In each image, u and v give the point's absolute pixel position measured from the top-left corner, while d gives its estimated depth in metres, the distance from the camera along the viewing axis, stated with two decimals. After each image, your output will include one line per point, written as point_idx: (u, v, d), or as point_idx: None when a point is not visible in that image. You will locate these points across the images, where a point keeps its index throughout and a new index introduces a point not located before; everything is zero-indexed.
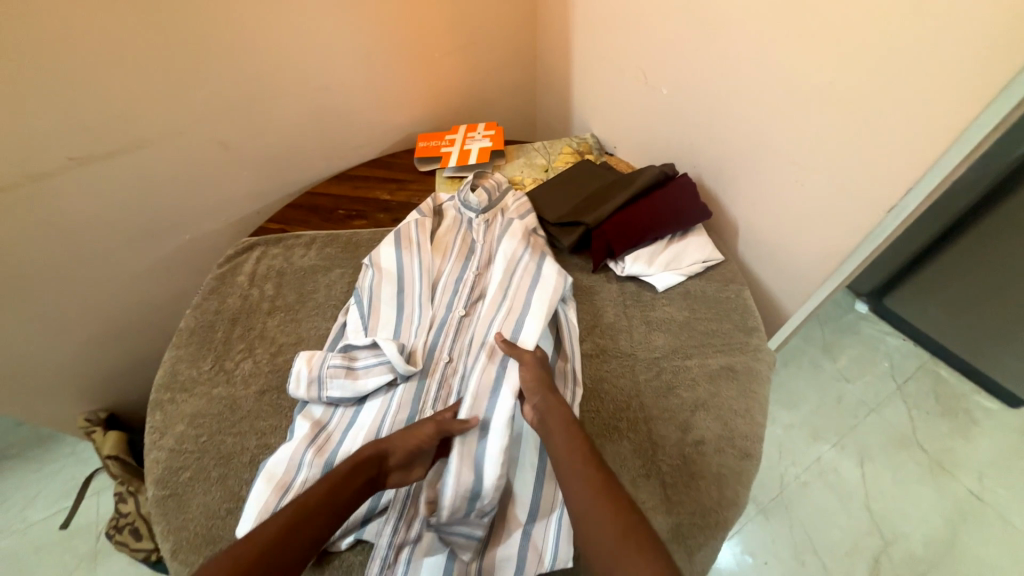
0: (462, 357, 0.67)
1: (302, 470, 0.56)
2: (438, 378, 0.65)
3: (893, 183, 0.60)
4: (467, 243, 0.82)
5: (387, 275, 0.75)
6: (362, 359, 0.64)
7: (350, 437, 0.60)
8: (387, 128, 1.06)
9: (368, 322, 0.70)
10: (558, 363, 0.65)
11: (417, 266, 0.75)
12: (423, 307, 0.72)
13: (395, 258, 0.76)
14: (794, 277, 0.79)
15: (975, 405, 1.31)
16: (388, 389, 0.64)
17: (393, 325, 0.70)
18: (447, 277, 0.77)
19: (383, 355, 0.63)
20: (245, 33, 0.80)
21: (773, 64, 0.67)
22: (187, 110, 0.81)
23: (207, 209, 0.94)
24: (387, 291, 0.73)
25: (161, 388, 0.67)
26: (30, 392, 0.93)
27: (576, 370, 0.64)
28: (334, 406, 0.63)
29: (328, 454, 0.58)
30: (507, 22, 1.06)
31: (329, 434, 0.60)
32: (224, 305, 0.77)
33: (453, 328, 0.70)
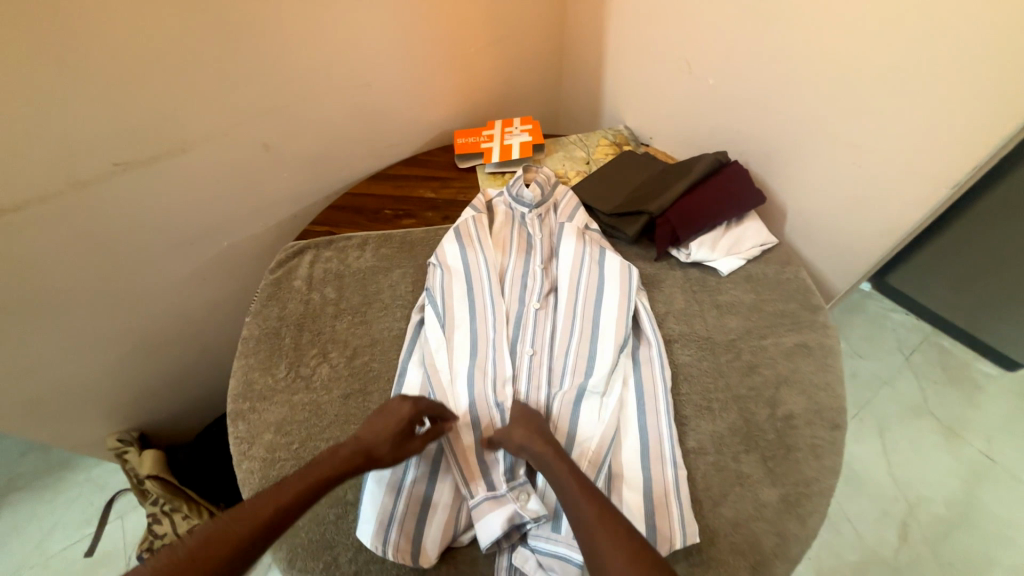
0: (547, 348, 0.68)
1: (410, 470, 0.56)
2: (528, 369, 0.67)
3: (956, 160, 0.63)
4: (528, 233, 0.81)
5: (455, 274, 0.74)
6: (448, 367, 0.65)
7: (452, 432, 0.60)
8: (421, 125, 1.04)
9: (450, 318, 0.70)
10: (641, 351, 0.67)
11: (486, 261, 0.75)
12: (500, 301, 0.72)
13: (462, 254, 0.76)
14: (845, 256, 0.83)
15: (977, 371, 1.38)
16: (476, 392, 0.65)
17: (469, 322, 0.70)
18: (514, 269, 0.77)
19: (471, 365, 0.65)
20: (291, 31, 0.77)
21: (829, 53, 0.69)
22: (232, 113, 0.78)
23: (246, 214, 0.90)
24: (461, 287, 0.73)
25: (238, 398, 0.66)
26: (65, 413, 0.88)
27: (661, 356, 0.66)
28: (424, 407, 0.62)
29: (433, 453, 0.58)
30: (538, 16, 1.06)
31: (427, 433, 0.60)
32: (285, 311, 0.75)
33: (532, 321, 0.71)
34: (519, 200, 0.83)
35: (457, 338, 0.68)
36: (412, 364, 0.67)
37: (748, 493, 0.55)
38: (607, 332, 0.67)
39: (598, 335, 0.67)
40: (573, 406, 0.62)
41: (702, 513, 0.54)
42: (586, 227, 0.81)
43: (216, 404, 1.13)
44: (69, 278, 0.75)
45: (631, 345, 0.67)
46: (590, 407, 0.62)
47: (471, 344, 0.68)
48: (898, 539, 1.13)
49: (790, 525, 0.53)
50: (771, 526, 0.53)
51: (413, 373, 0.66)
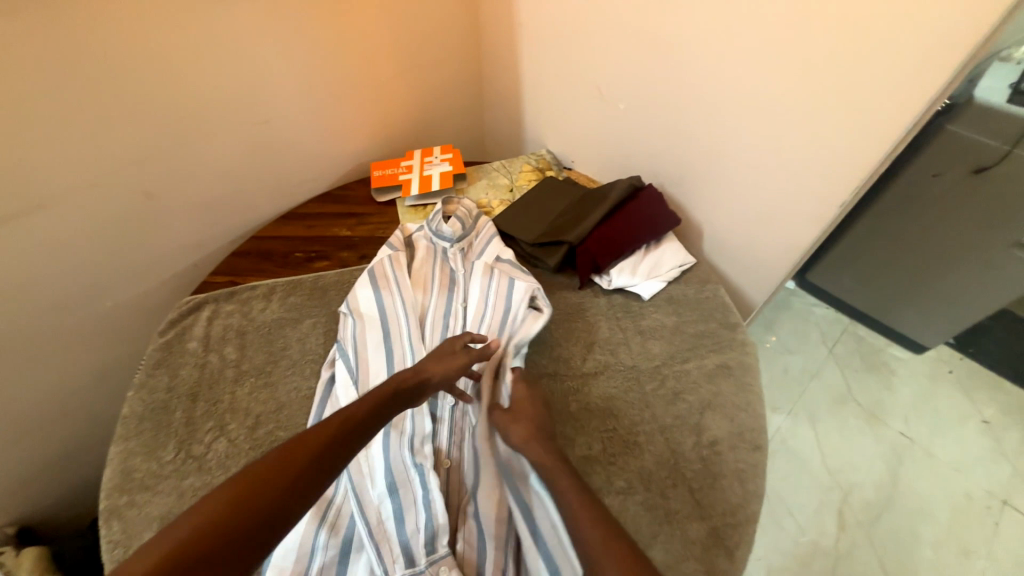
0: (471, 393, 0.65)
1: (318, 556, 0.51)
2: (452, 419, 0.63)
3: (846, 178, 0.68)
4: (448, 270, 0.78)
5: (368, 322, 0.69)
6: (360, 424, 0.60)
7: (370, 505, 0.55)
8: (336, 159, 0.98)
9: (367, 374, 0.66)
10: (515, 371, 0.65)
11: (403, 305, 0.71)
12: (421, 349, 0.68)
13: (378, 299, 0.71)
14: (757, 269, 0.87)
15: (889, 357, 1.44)
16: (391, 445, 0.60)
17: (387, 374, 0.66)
18: (435, 312, 0.73)
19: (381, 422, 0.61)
20: (173, 69, 0.70)
21: (729, 81, 0.72)
22: (104, 161, 0.69)
23: (133, 268, 0.80)
24: (377, 337, 0.69)
25: (112, 493, 0.57)
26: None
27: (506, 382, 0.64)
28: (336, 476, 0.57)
29: (344, 531, 0.54)
30: (452, 44, 1.04)
31: (339, 507, 0.55)
32: (176, 380, 0.67)
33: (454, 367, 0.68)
34: (438, 236, 0.79)
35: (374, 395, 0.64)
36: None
37: (677, 530, 0.54)
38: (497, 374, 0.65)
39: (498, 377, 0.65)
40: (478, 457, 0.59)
41: None
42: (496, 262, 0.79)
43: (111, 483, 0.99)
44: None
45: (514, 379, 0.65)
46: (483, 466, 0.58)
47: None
48: (837, 528, 1.15)
49: (719, 561, 0.53)
50: (702, 563, 0.52)
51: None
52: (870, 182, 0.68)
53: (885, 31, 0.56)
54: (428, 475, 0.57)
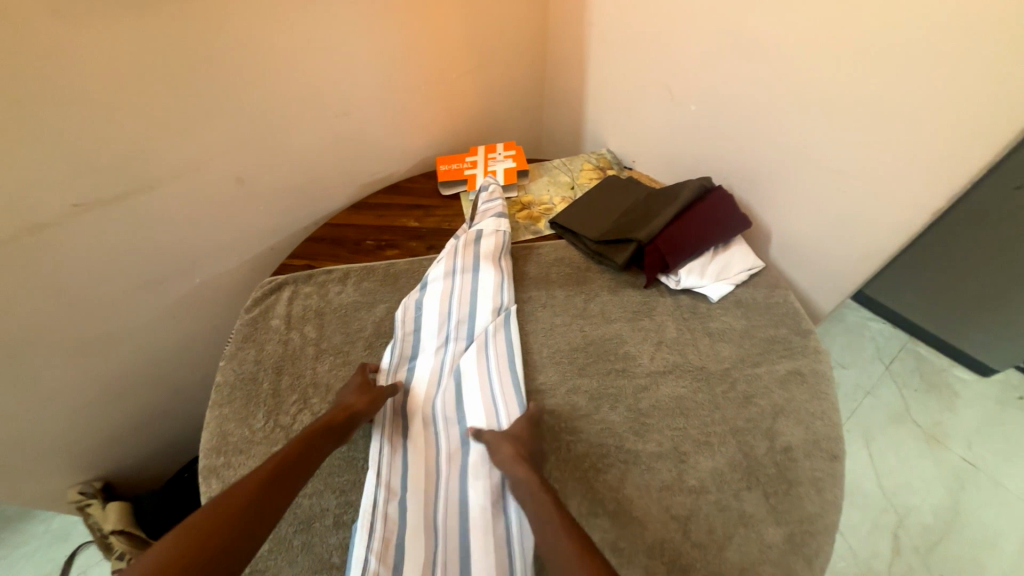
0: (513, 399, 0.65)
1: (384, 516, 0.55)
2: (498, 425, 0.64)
3: (937, 188, 0.65)
4: (488, 274, 0.77)
5: (419, 325, 0.72)
6: (407, 415, 0.65)
7: (443, 498, 0.59)
8: (404, 152, 1.02)
9: (422, 383, 0.68)
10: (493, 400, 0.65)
11: (451, 317, 0.73)
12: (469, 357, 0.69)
13: (426, 314, 0.73)
14: (826, 275, 0.85)
15: (952, 377, 1.35)
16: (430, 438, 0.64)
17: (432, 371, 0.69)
18: (480, 318, 0.73)
19: (416, 423, 0.64)
20: (267, 63, 0.74)
21: (811, 84, 0.70)
22: (205, 148, 0.75)
23: (221, 248, 0.86)
24: (429, 347, 0.71)
25: (211, 454, 0.62)
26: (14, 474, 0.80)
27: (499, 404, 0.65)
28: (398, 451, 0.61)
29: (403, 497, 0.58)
30: (519, 43, 1.05)
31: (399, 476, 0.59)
32: (262, 353, 0.72)
33: (497, 370, 0.68)
34: (477, 244, 0.79)
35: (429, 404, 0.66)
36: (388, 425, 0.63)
37: (753, 533, 0.54)
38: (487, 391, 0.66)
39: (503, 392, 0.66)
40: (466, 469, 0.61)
41: (710, 558, 0.53)
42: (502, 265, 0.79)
43: (183, 450, 1.05)
44: (23, 328, 0.69)
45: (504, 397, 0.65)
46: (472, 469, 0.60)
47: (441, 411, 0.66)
48: (890, 550, 1.11)
49: (796, 567, 0.53)
50: (780, 569, 0.53)
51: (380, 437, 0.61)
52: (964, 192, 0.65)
53: (992, 37, 0.54)
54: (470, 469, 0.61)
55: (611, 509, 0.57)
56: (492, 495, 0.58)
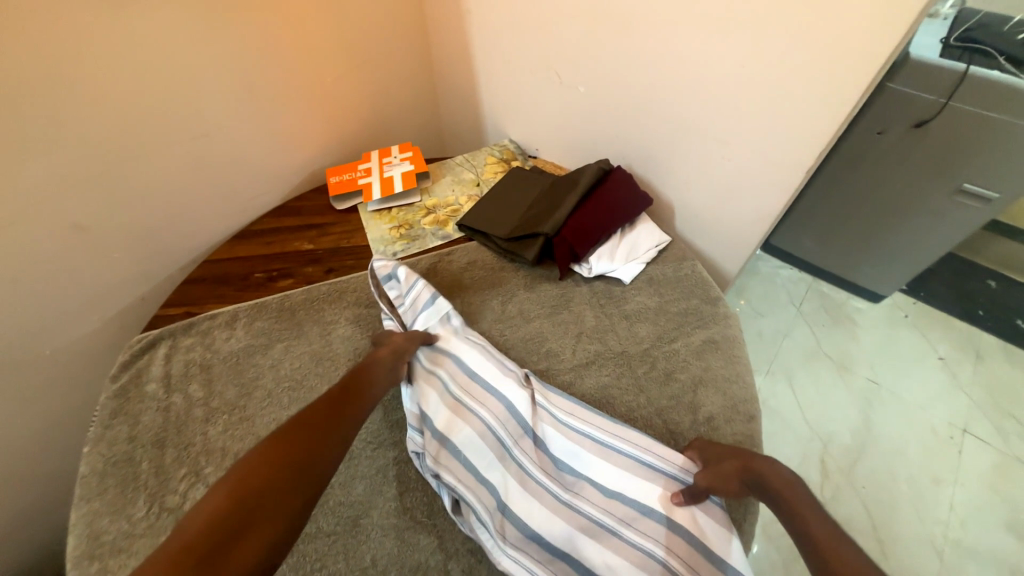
0: (626, 433, 0.59)
1: None
2: (627, 465, 0.57)
3: (807, 146, 0.68)
4: (475, 352, 0.66)
5: (430, 411, 0.61)
6: (486, 496, 0.56)
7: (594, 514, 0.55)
8: (287, 167, 0.91)
9: (509, 482, 0.57)
10: (550, 417, 0.61)
11: (479, 407, 0.62)
12: (535, 426, 0.61)
13: (452, 425, 0.61)
14: (728, 240, 0.88)
15: (852, 308, 1.48)
16: (531, 488, 0.57)
17: (473, 438, 0.60)
18: (505, 387, 0.63)
19: (500, 493, 0.57)
20: (83, 86, 0.61)
21: (687, 56, 0.70)
22: (19, 198, 0.60)
23: (72, 311, 0.71)
24: (486, 450, 0.59)
25: (81, 562, 0.52)
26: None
27: (563, 422, 0.60)
28: (518, 526, 0.55)
29: (556, 552, 0.54)
30: (397, 35, 0.97)
31: (533, 543, 0.54)
32: (138, 427, 0.62)
33: (571, 415, 0.61)
34: (438, 344, 0.68)
35: (532, 499, 0.56)
36: (511, 545, 0.53)
37: None
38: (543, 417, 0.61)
39: (555, 407, 0.62)
40: (588, 478, 0.58)
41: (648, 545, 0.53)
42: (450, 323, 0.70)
43: None
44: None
45: (561, 413, 0.61)
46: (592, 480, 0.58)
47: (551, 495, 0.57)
48: (821, 476, 1.18)
49: None
50: None
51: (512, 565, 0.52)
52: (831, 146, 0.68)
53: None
54: (584, 482, 0.58)
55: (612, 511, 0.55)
56: (634, 479, 0.57)
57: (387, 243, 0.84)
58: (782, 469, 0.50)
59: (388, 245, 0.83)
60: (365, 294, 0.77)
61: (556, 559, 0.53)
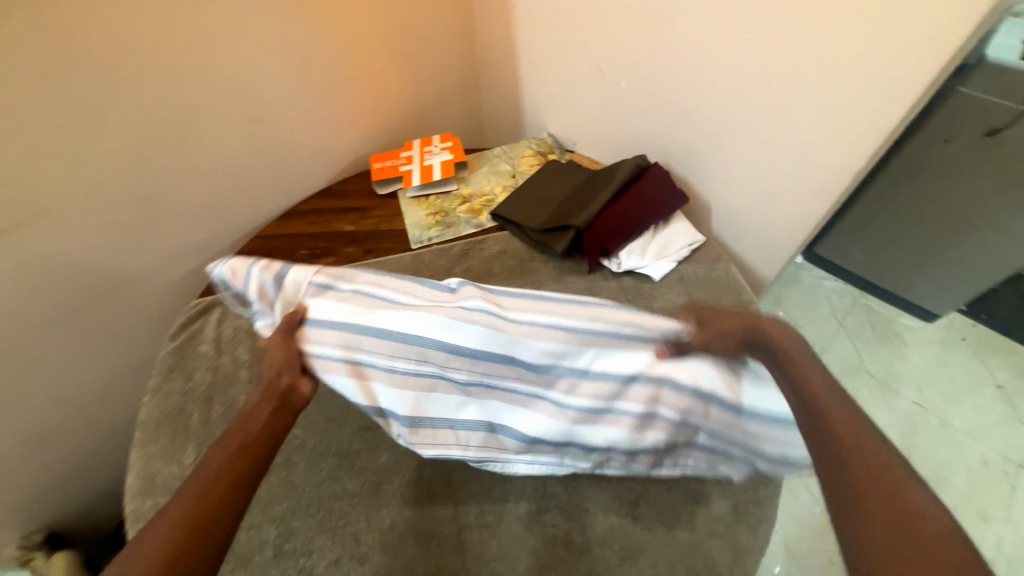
0: (590, 322, 0.53)
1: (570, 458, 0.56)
2: (608, 351, 0.53)
3: (855, 150, 0.66)
4: (369, 310, 0.55)
5: (369, 368, 0.54)
6: (469, 433, 0.56)
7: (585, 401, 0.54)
8: (335, 152, 0.96)
9: (483, 409, 0.56)
10: (507, 327, 0.53)
11: (400, 368, 0.54)
12: (476, 355, 0.54)
13: (383, 398, 0.54)
14: (767, 245, 0.86)
15: (901, 327, 1.39)
16: (520, 400, 0.55)
17: (430, 380, 0.55)
18: (419, 335, 0.54)
19: (482, 417, 0.56)
20: (157, 70, 0.67)
21: (731, 53, 0.69)
22: (98, 168, 0.67)
23: (140, 274, 0.79)
24: (440, 399, 0.56)
25: (137, 498, 0.58)
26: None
27: (526, 338, 0.53)
28: (515, 445, 0.56)
29: (559, 449, 0.56)
30: (445, 28, 1.00)
31: (537, 449, 0.56)
32: (190, 382, 0.68)
33: (530, 320, 0.53)
34: (312, 320, 0.55)
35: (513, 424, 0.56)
36: (515, 455, 0.56)
37: (699, 510, 0.56)
38: (497, 334, 0.53)
39: (507, 325, 0.53)
40: (568, 374, 0.54)
41: (659, 539, 0.54)
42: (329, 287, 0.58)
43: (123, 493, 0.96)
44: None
45: (511, 326, 0.53)
46: (572, 369, 0.53)
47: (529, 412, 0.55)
48: None
49: (742, 538, 0.54)
50: (726, 542, 0.54)
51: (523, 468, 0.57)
52: (881, 151, 0.65)
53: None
54: (564, 375, 0.54)
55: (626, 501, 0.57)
56: (616, 348, 0.53)
57: (423, 228, 0.87)
58: (790, 330, 0.49)
59: (424, 231, 0.86)
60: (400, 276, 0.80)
61: (561, 445, 0.55)
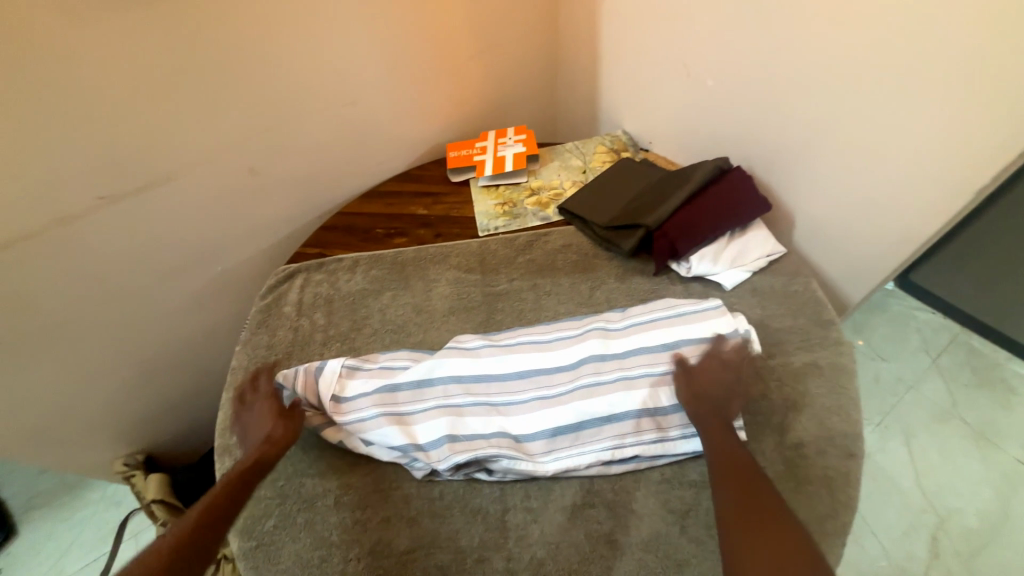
0: (559, 333, 0.66)
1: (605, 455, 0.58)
2: (596, 366, 0.62)
3: (979, 163, 0.59)
4: (386, 372, 0.63)
5: (396, 418, 0.60)
6: (501, 443, 0.59)
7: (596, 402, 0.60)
8: (416, 139, 1.01)
9: (503, 423, 0.60)
10: (497, 349, 0.65)
11: (428, 399, 0.62)
12: (479, 375, 0.63)
13: (419, 430, 0.60)
14: (857, 264, 0.78)
15: (1010, 372, 1.20)
16: (536, 410, 0.60)
17: (451, 410, 0.60)
18: (428, 374, 0.63)
19: (506, 428, 0.60)
20: (274, 54, 0.75)
21: (836, 52, 0.65)
22: (217, 139, 0.76)
23: (241, 237, 0.88)
24: (467, 421, 0.60)
25: (225, 434, 0.65)
26: (39, 452, 0.83)
27: (519, 350, 0.65)
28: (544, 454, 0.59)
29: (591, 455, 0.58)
30: (531, 24, 1.02)
31: (568, 456, 0.58)
32: (275, 339, 0.75)
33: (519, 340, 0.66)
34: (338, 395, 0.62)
35: (537, 426, 0.59)
36: (550, 460, 0.58)
37: None
38: (489, 356, 0.64)
39: (497, 348, 0.65)
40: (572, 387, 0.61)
41: (707, 553, 0.52)
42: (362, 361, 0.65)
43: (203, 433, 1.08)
44: (51, 317, 0.72)
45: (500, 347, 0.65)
46: (571, 378, 0.62)
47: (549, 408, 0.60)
48: (927, 554, 1.00)
49: None
50: None
51: (557, 466, 0.58)
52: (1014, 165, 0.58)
53: None
54: (563, 382, 0.62)
55: (678, 508, 0.55)
56: (604, 360, 0.62)
57: (491, 217, 0.89)
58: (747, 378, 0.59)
59: (492, 220, 0.89)
60: (465, 260, 0.83)
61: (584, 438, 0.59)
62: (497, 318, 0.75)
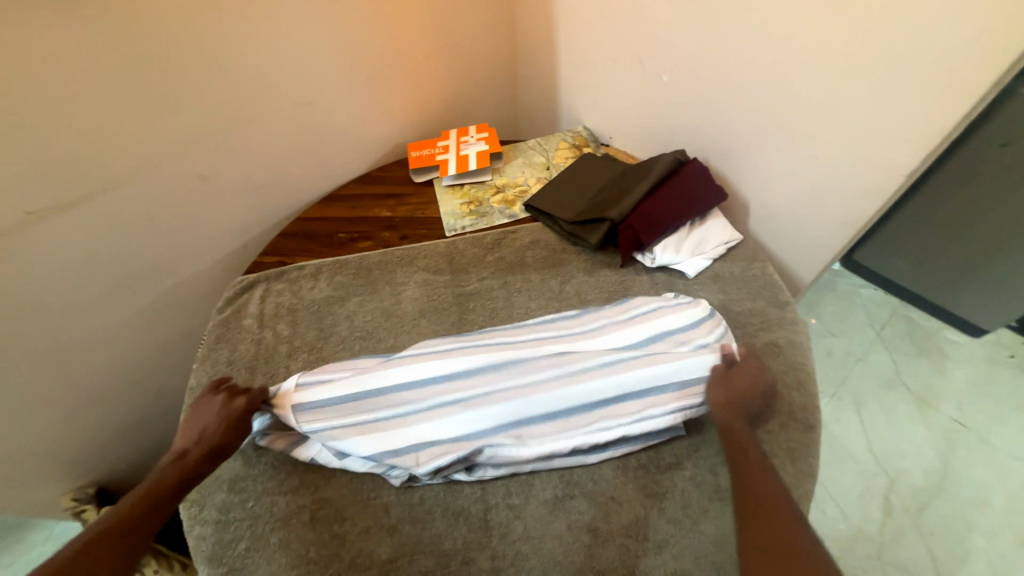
0: (534, 334, 0.66)
1: (581, 449, 0.58)
2: (575, 361, 0.62)
3: (910, 150, 0.63)
4: (353, 383, 0.60)
5: (370, 431, 0.58)
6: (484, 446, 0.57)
7: (578, 398, 0.59)
8: (375, 140, 0.98)
9: (483, 423, 0.58)
10: (469, 352, 0.63)
11: (404, 407, 0.60)
12: (452, 380, 0.61)
13: (392, 437, 0.58)
14: (806, 247, 0.83)
15: (943, 340, 1.31)
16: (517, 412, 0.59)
17: (427, 417, 0.59)
18: (399, 384, 0.61)
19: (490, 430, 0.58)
20: (218, 54, 0.71)
21: (780, 47, 0.68)
22: (160, 145, 0.72)
23: (192, 249, 0.83)
24: (445, 425, 0.58)
25: None
26: None
27: (495, 351, 0.63)
28: (532, 451, 0.57)
29: (574, 448, 0.58)
30: (487, 21, 1.02)
31: (551, 451, 0.57)
32: (235, 353, 0.71)
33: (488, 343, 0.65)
34: (305, 413, 0.59)
35: (513, 424, 0.58)
36: (535, 456, 0.57)
37: (727, 507, 0.56)
38: (461, 360, 0.62)
39: (467, 352, 0.63)
40: (552, 386, 0.60)
41: (684, 532, 0.54)
42: (329, 374, 0.62)
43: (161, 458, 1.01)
44: None
45: (472, 350, 0.63)
46: (550, 375, 0.61)
47: (524, 407, 0.59)
48: (881, 513, 1.08)
49: None
50: None
51: (540, 461, 0.58)
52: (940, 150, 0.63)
53: None
54: (542, 381, 0.60)
55: (657, 491, 0.57)
56: (583, 355, 0.62)
57: (457, 217, 0.88)
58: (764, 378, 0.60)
59: (458, 219, 0.88)
60: (434, 261, 0.82)
61: (567, 432, 0.58)
62: (469, 318, 0.75)
